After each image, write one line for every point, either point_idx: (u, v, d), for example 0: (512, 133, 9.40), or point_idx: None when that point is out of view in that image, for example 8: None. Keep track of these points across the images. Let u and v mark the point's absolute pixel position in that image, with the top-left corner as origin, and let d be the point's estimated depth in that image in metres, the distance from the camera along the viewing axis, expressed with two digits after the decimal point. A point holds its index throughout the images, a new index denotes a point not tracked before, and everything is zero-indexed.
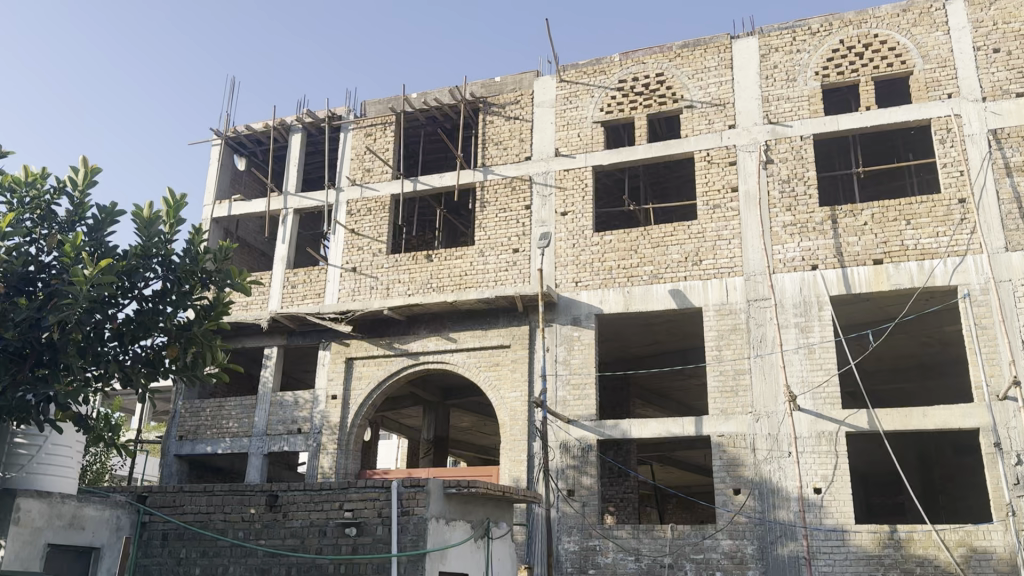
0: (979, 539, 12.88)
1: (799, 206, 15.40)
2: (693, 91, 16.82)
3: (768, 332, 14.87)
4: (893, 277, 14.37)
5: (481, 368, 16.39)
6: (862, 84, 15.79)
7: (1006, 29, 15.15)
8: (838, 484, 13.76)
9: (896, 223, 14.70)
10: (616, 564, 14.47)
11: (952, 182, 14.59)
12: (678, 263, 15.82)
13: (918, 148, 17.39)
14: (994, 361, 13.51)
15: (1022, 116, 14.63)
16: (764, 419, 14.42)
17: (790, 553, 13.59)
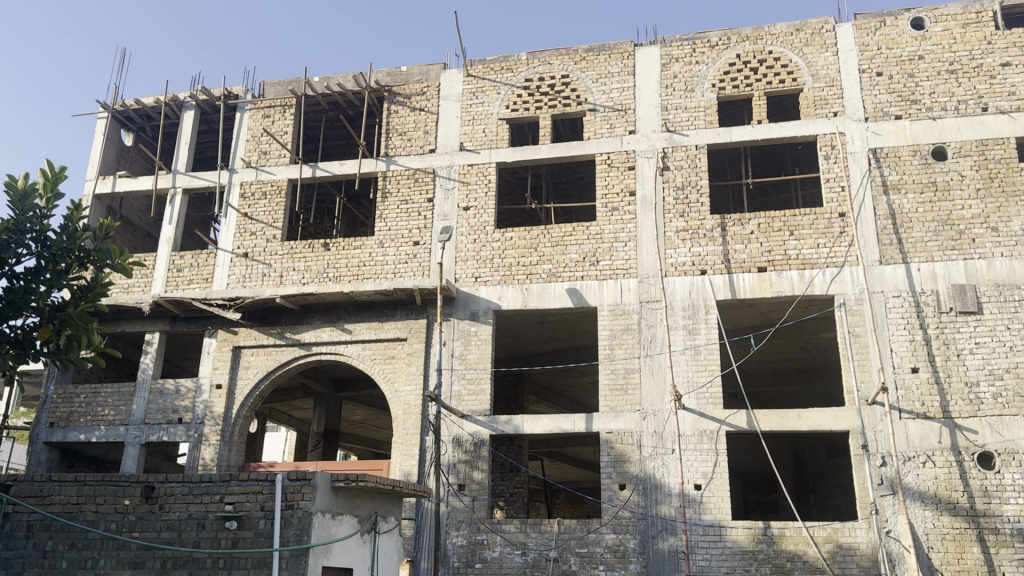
0: (845, 535, 13.55)
1: (691, 212, 15.87)
2: (596, 95, 17.08)
3: (658, 333, 15.27)
4: (776, 284, 15.01)
5: (375, 360, 16.16)
6: (755, 98, 16.41)
7: (889, 55, 15.99)
8: (717, 481, 14.26)
9: (780, 233, 15.35)
10: (502, 558, 14.57)
11: (833, 197, 15.33)
12: (576, 262, 16.05)
13: (805, 163, 18.19)
14: (864, 368, 14.27)
15: (899, 137, 15.46)
16: (651, 416, 14.81)
17: (670, 547, 14.02)
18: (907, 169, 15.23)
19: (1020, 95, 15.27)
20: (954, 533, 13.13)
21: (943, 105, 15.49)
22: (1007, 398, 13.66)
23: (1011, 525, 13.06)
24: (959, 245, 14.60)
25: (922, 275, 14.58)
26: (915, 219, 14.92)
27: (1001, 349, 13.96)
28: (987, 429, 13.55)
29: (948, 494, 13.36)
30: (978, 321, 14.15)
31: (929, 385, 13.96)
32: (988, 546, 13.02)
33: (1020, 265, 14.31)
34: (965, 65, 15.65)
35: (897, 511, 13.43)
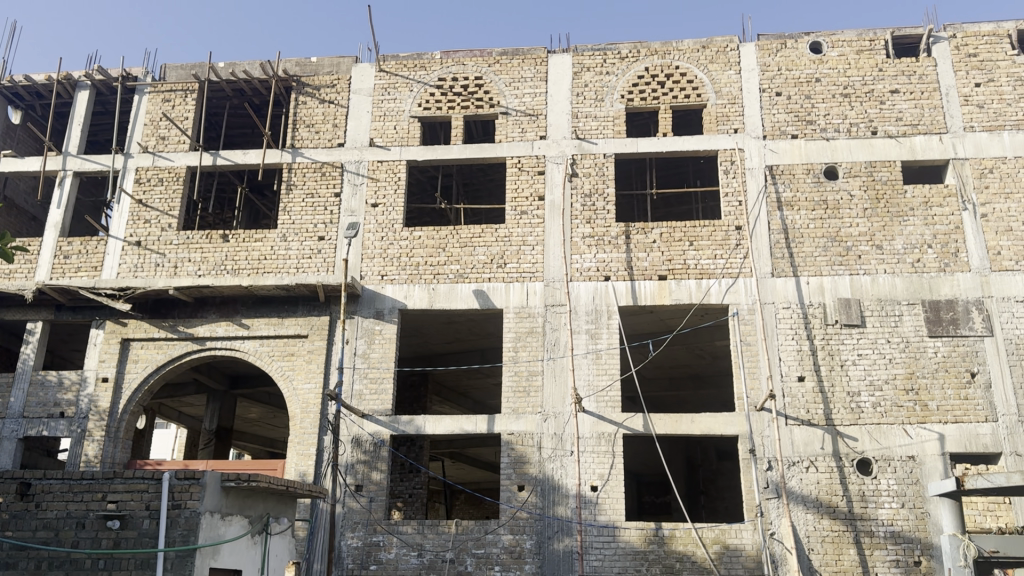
0: (732, 537, 13.98)
1: (597, 219, 16.15)
2: (509, 98, 17.18)
3: (561, 337, 15.48)
4: (675, 292, 15.44)
5: (273, 357, 15.79)
6: (662, 111, 16.85)
7: (788, 76, 16.68)
8: (612, 483, 14.54)
9: (681, 243, 15.80)
10: (398, 560, 14.45)
11: (732, 211, 15.90)
12: (483, 264, 16.09)
13: (706, 176, 18.78)
14: (754, 376, 14.83)
15: (795, 156, 16.13)
16: (552, 419, 14.98)
17: (564, 548, 14.21)
18: (800, 186, 15.91)
19: (907, 121, 16.12)
20: (833, 535, 13.76)
21: (836, 127, 16.24)
22: (884, 407, 14.39)
23: (885, 528, 13.75)
24: (846, 261, 15.32)
25: (811, 288, 15.24)
26: (806, 235, 15.58)
27: (881, 361, 14.69)
28: (866, 437, 14.24)
29: (828, 498, 13.99)
30: (861, 334, 14.86)
31: (814, 394, 14.60)
32: (863, 548, 13.68)
33: (901, 282, 15.09)
34: (858, 90, 16.44)
35: (781, 513, 13.96)
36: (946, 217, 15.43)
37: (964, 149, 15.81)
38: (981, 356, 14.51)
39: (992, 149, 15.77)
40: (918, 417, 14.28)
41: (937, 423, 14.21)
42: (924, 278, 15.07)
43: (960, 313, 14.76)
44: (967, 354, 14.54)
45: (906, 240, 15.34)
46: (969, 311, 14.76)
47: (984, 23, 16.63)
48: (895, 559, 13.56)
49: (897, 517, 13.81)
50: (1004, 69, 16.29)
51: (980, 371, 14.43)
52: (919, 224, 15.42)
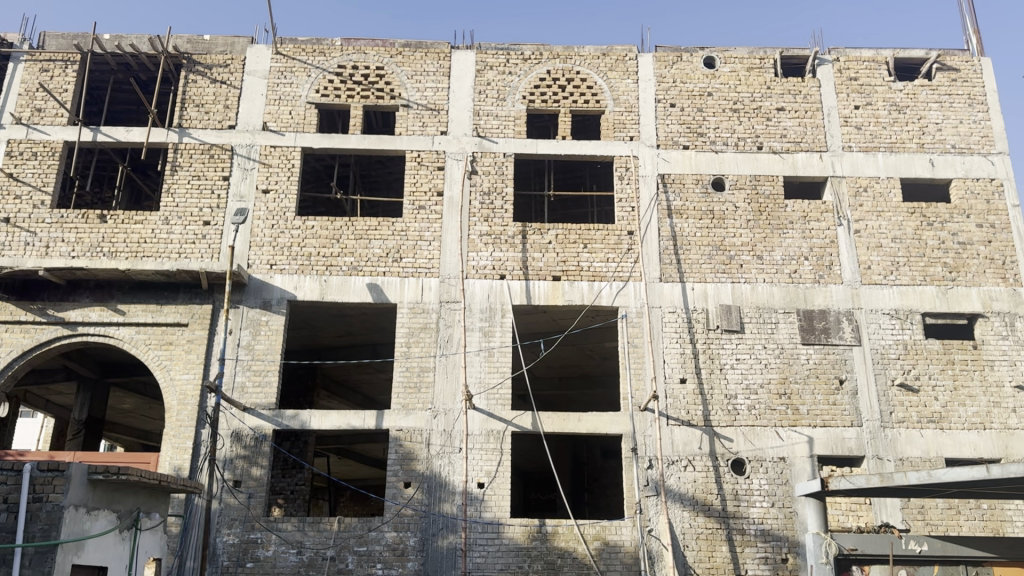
0: (612, 533, 14.32)
1: (495, 218, 16.22)
2: (410, 91, 17.05)
3: (455, 333, 15.46)
4: (567, 293, 15.70)
5: (151, 346, 15.08)
6: (561, 114, 17.09)
7: (683, 88, 17.24)
8: (499, 480, 14.63)
9: (575, 245, 16.08)
10: (276, 557, 14.09)
11: (625, 216, 16.31)
12: (378, 257, 15.89)
13: (602, 180, 19.17)
14: (639, 377, 15.25)
15: (686, 166, 16.68)
16: (441, 415, 14.94)
17: (448, 545, 14.19)
18: (689, 196, 16.47)
19: (791, 138, 16.93)
20: (707, 532, 14.28)
21: (724, 141, 16.89)
22: (759, 410, 15.06)
23: (755, 526, 14.35)
24: (729, 270, 15.96)
25: (695, 294, 15.80)
26: (693, 243, 16.14)
27: (757, 365, 15.37)
28: (741, 438, 14.87)
29: (704, 496, 14.52)
30: (740, 339, 15.51)
31: (694, 395, 15.13)
32: (735, 545, 14.23)
33: (779, 291, 15.85)
34: (747, 106, 17.16)
35: (659, 511, 14.38)
36: (823, 231, 16.29)
37: (841, 168, 16.71)
38: (849, 363, 15.37)
39: (867, 169, 16.72)
40: (790, 420, 15.01)
41: (806, 426, 14.97)
42: (800, 288, 15.88)
43: (832, 323, 15.61)
44: (836, 361, 15.39)
45: (785, 252, 16.12)
46: (840, 322, 15.63)
47: (864, 50, 17.63)
48: (764, 556, 14.17)
49: (767, 515, 14.44)
50: (880, 94, 17.30)
51: (847, 377, 15.29)
52: (797, 237, 16.23)
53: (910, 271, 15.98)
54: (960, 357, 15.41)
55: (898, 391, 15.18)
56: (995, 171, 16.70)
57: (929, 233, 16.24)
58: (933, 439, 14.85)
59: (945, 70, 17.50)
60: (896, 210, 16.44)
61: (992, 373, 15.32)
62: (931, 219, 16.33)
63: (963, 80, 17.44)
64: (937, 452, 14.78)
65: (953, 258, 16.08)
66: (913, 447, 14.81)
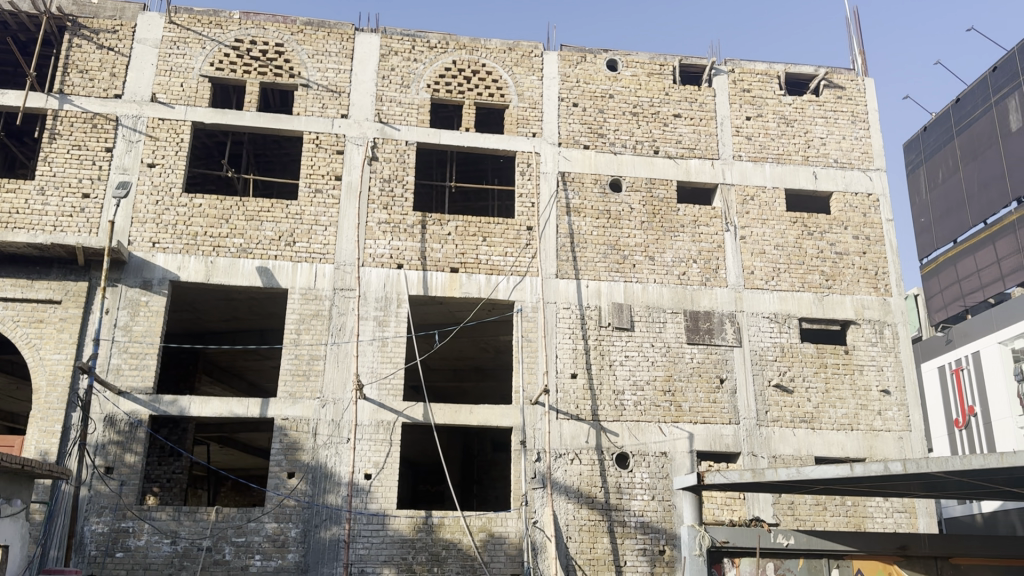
0: (497, 525, 14.41)
1: (394, 206, 16.02)
2: (310, 71, 16.64)
3: (347, 322, 15.18)
4: (464, 285, 15.69)
5: (18, 323, 14.18)
6: (465, 105, 17.05)
7: (586, 89, 17.51)
8: (387, 471, 14.45)
9: (474, 238, 16.09)
10: (148, 547, 13.50)
11: (524, 211, 16.45)
12: (270, 240, 15.43)
13: (504, 175, 19.22)
14: (531, 370, 15.42)
15: (585, 165, 16.95)
16: (330, 405, 14.66)
17: (331, 536, 13.93)
18: (587, 195, 16.75)
19: (686, 145, 17.49)
20: (590, 524, 14.57)
21: (624, 143, 17.27)
22: (644, 406, 15.50)
23: (636, 518, 14.76)
24: (622, 269, 16.34)
25: (590, 291, 16.10)
26: (589, 241, 16.44)
27: (645, 362, 15.82)
28: (626, 432, 15.27)
29: (588, 489, 14.81)
30: (629, 337, 15.92)
31: (584, 390, 15.42)
32: (616, 537, 14.59)
33: (668, 291, 16.35)
34: (646, 110, 17.60)
35: (545, 502, 14.57)
36: (711, 236, 16.92)
37: (731, 175, 17.39)
38: (730, 363, 16.04)
39: (755, 178, 17.46)
40: (672, 416, 15.53)
41: (688, 423, 15.53)
42: (688, 290, 16.44)
43: (716, 324, 16.25)
44: (718, 361, 16.02)
45: (676, 254, 16.66)
46: (723, 323, 16.28)
47: (758, 63, 18.39)
48: (643, 548, 14.59)
49: (647, 508, 14.88)
50: (771, 106, 18.09)
51: (727, 377, 15.95)
52: (687, 241, 16.79)
53: (790, 277, 16.79)
54: (832, 361, 16.32)
55: (774, 391, 15.94)
56: (872, 186, 17.75)
57: (810, 242, 17.11)
58: (805, 437, 15.68)
59: (832, 87, 18.47)
60: (780, 218, 17.24)
61: (861, 377, 16.30)
62: (811, 229, 17.21)
63: (847, 98, 18.44)
64: (807, 450, 15.61)
65: (830, 267, 17.01)
66: (786, 445, 15.58)
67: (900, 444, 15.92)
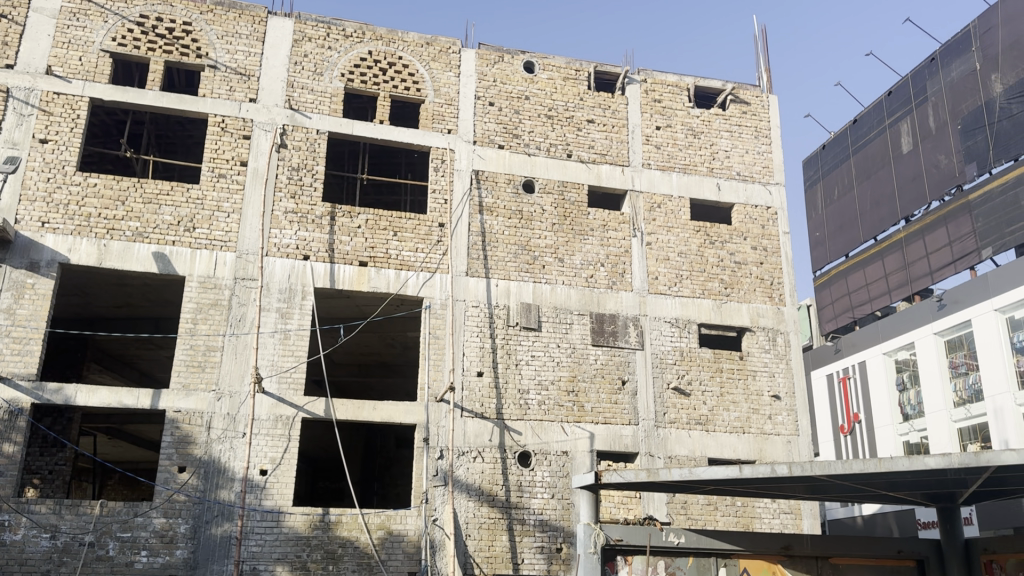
0: (396, 523, 14.28)
1: (302, 195, 15.68)
2: (219, 52, 16.14)
3: (248, 313, 14.77)
4: (373, 280, 15.49)
5: None
6: (380, 97, 16.87)
7: (502, 89, 17.59)
8: (283, 467, 14.12)
9: (384, 232, 15.91)
10: (24, 542, 12.83)
11: (437, 208, 16.39)
12: (168, 225, 14.87)
13: (417, 170, 19.00)
14: (437, 368, 15.36)
15: (499, 164, 17.02)
16: (226, 398, 14.23)
17: (222, 533, 13.51)
18: (500, 194, 16.81)
19: (597, 150, 17.79)
20: (489, 522, 14.59)
21: (538, 144, 17.42)
22: (548, 405, 15.66)
23: (535, 516, 14.87)
24: (531, 269, 16.47)
25: (499, 290, 16.15)
26: (500, 240, 16.50)
27: (550, 362, 15.99)
28: (529, 431, 15.38)
29: (489, 487, 14.84)
30: (536, 337, 16.05)
31: (489, 388, 15.45)
32: (514, 534, 14.66)
33: (575, 293, 16.60)
34: (560, 114, 17.81)
35: (445, 500, 14.51)
36: (619, 241, 17.27)
37: (640, 183, 17.80)
38: (632, 366, 16.41)
39: (662, 187, 17.93)
40: (575, 416, 15.76)
41: (589, 423, 15.79)
42: (595, 292, 16.73)
43: (620, 327, 16.59)
44: (621, 363, 16.37)
45: (584, 257, 16.93)
46: (627, 326, 16.65)
47: (669, 75, 18.89)
48: (541, 546, 14.71)
49: (546, 507, 15.01)
50: (680, 117, 18.61)
51: (629, 379, 16.32)
52: (596, 244, 17.09)
53: (691, 284, 17.33)
54: (728, 365, 16.93)
55: (672, 393, 16.41)
56: (772, 200, 18.50)
57: (711, 251, 17.69)
58: (699, 439, 16.22)
59: (737, 103, 19.16)
60: (684, 227, 17.75)
61: (754, 383, 16.97)
62: (713, 238, 17.79)
63: (752, 113, 19.16)
64: (701, 451, 16.14)
65: (729, 276, 17.63)
66: (681, 446, 16.07)
67: (788, 447, 16.66)
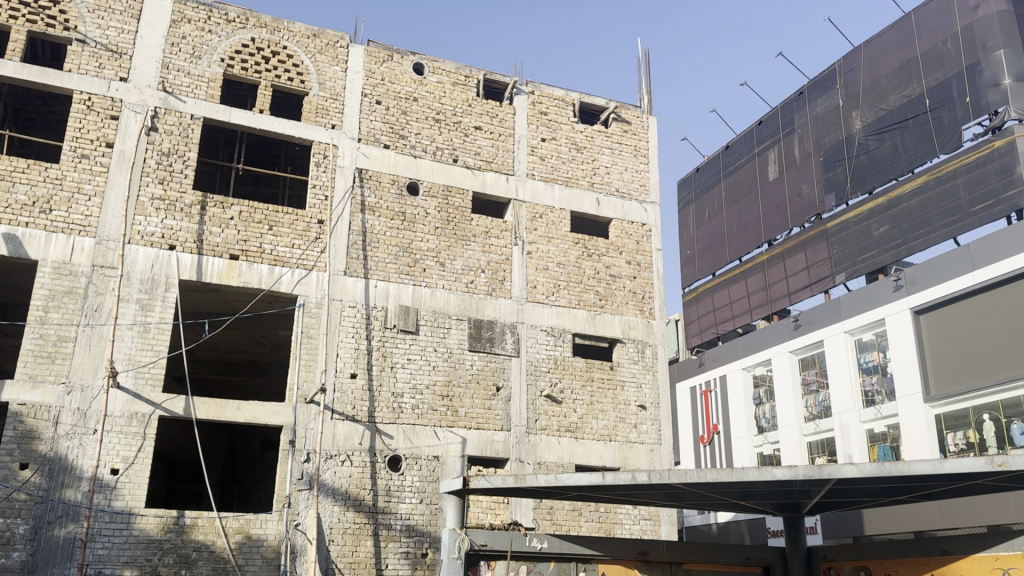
0: (256, 527, 13.82)
1: (172, 182, 14.99)
2: (89, 26, 15.27)
3: (106, 303, 13.96)
4: (243, 274, 14.98)
5: None
6: (261, 86, 16.41)
7: (390, 88, 17.43)
8: (137, 466, 13.42)
9: (259, 226, 15.42)
10: None
11: (316, 204, 16.03)
12: (22, 205, 13.91)
13: (297, 165, 18.85)
14: (309, 368, 14.99)
15: (383, 164, 16.84)
16: (77, 392, 13.37)
17: (65, 535, 12.68)
18: (384, 194, 16.63)
19: (483, 157, 17.93)
20: (354, 527, 14.32)
21: (424, 147, 17.36)
22: (421, 409, 15.57)
23: (401, 521, 14.73)
24: (411, 272, 16.37)
25: (377, 291, 15.94)
26: (381, 241, 16.30)
27: (426, 367, 15.92)
28: (401, 435, 15.23)
29: (356, 492, 14.59)
30: (413, 340, 15.96)
31: (362, 391, 15.21)
32: (379, 540, 14.46)
33: (454, 298, 16.63)
34: (448, 118, 17.83)
35: (309, 505, 14.15)
36: (500, 248, 17.45)
37: (523, 192, 18.05)
38: (506, 372, 16.59)
39: (544, 198, 18.25)
40: (448, 421, 15.74)
41: (461, 428, 15.81)
42: (474, 298, 16.82)
43: (497, 334, 16.74)
44: (496, 370, 16.51)
45: (465, 262, 16.99)
46: (504, 333, 16.82)
47: (556, 89, 19.29)
48: (405, 551, 14.59)
49: (414, 512, 14.91)
50: (565, 131, 19.02)
51: (503, 385, 16.48)
52: (477, 250, 17.19)
53: (568, 294, 17.72)
54: (599, 375, 17.41)
55: (544, 401, 16.70)
56: (647, 218, 19.20)
57: (588, 263, 18.16)
58: (568, 446, 16.58)
59: (619, 121, 19.80)
60: (564, 238, 18.14)
61: (622, 393, 17.51)
62: (591, 251, 18.27)
63: (632, 132, 19.84)
64: (569, 458, 16.52)
65: (603, 288, 18.15)
66: (550, 453, 16.38)
67: (650, 455, 17.32)
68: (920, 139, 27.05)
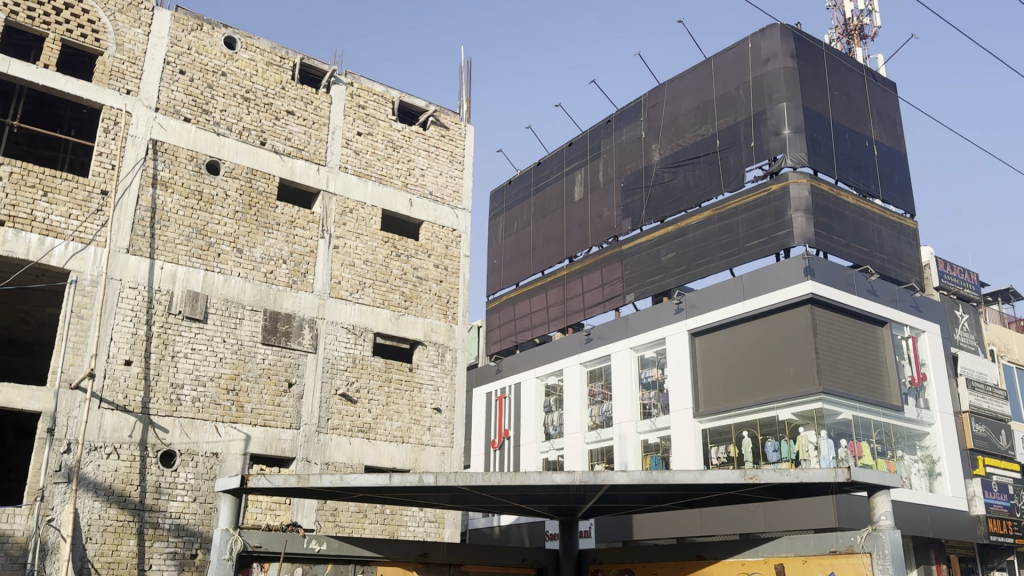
0: None
1: None
2: None
3: None
4: (8, 242, 13.50)
5: None
6: (48, 39, 14.98)
7: (196, 59, 16.42)
8: None
9: (31, 191, 13.95)
10: None
11: (101, 172, 14.75)
12: None
13: (83, 129, 17.25)
14: (77, 351, 13.69)
15: (181, 139, 15.83)
16: None
17: None
18: (179, 170, 15.63)
19: (294, 143, 17.36)
20: (116, 525, 13.28)
21: (229, 125, 16.52)
22: (202, 403, 14.74)
23: (170, 520, 13.83)
24: (204, 256, 15.48)
25: (163, 273, 14.96)
26: (173, 220, 15.29)
27: (211, 358, 15.10)
28: (177, 429, 14.34)
29: (121, 487, 13.56)
30: (199, 329, 15.10)
31: (137, 379, 14.15)
32: (144, 539, 13.49)
33: (250, 287, 15.93)
34: (258, 99, 17.10)
35: (65, 500, 12.89)
36: (305, 240, 16.93)
37: (334, 185, 17.66)
38: (300, 368, 16.11)
39: (356, 193, 17.94)
40: (231, 417, 15.00)
41: (246, 424, 15.14)
42: (272, 290, 16.21)
43: (294, 328, 16.24)
44: (290, 365, 15.99)
45: (265, 251, 16.33)
46: (302, 328, 16.35)
47: (376, 84, 19.05)
48: (172, 551, 13.71)
49: (185, 510, 14.06)
50: (382, 128, 18.84)
51: (296, 381, 15.99)
52: (280, 240, 16.58)
53: (372, 293, 17.53)
54: (397, 376, 17.37)
55: (338, 399, 16.37)
56: (457, 223, 19.44)
57: (396, 263, 18.07)
58: (359, 446, 16.37)
59: (437, 125, 19.91)
60: (373, 236, 17.92)
61: (418, 395, 17.60)
62: (399, 251, 18.19)
63: (449, 138, 20.03)
64: (359, 458, 16.31)
65: (409, 289, 18.15)
66: (340, 453, 16.08)
67: (441, 458, 17.53)
68: (709, 176, 29.51)
